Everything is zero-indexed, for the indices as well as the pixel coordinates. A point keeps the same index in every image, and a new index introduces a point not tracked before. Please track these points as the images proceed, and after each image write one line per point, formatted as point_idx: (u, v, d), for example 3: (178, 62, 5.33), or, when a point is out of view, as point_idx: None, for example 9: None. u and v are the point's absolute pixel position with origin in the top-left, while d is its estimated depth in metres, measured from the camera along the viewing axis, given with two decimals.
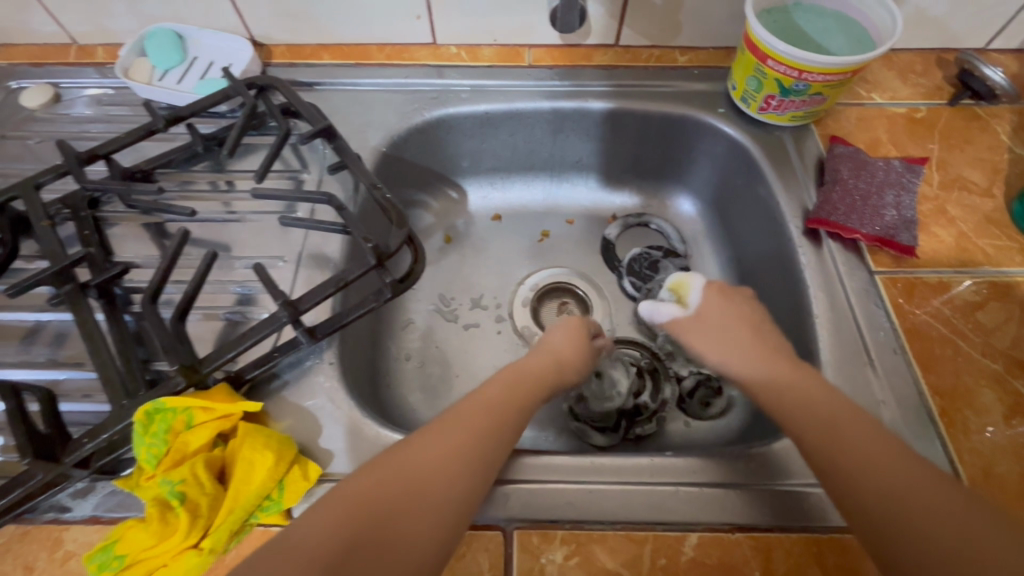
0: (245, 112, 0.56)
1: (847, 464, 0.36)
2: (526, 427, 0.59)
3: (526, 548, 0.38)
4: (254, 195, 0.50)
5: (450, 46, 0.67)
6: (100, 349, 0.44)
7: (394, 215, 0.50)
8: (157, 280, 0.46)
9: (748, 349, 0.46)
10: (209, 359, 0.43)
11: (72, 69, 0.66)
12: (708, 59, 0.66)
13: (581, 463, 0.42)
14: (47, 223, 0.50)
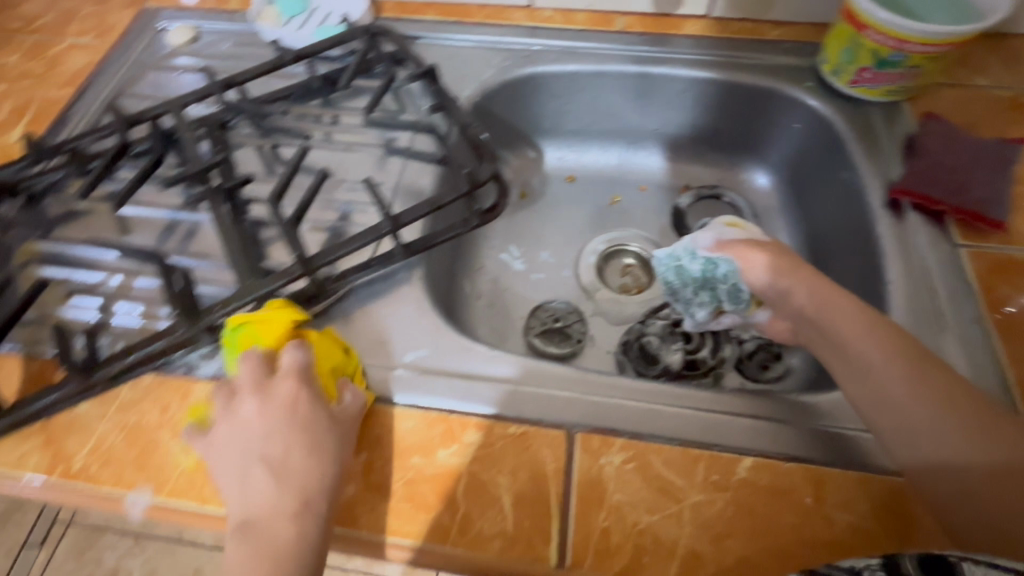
0: (359, 56, 0.64)
1: (891, 416, 0.39)
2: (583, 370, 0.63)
3: (587, 448, 0.41)
4: (367, 122, 0.59)
5: (546, 10, 0.71)
6: (231, 239, 0.51)
7: (487, 151, 0.54)
8: (280, 185, 0.53)
9: (811, 282, 0.45)
10: (320, 257, 0.48)
11: (210, 14, 0.75)
12: (801, 33, 0.66)
13: (642, 387, 0.45)
14: (191, 136, 0.58)
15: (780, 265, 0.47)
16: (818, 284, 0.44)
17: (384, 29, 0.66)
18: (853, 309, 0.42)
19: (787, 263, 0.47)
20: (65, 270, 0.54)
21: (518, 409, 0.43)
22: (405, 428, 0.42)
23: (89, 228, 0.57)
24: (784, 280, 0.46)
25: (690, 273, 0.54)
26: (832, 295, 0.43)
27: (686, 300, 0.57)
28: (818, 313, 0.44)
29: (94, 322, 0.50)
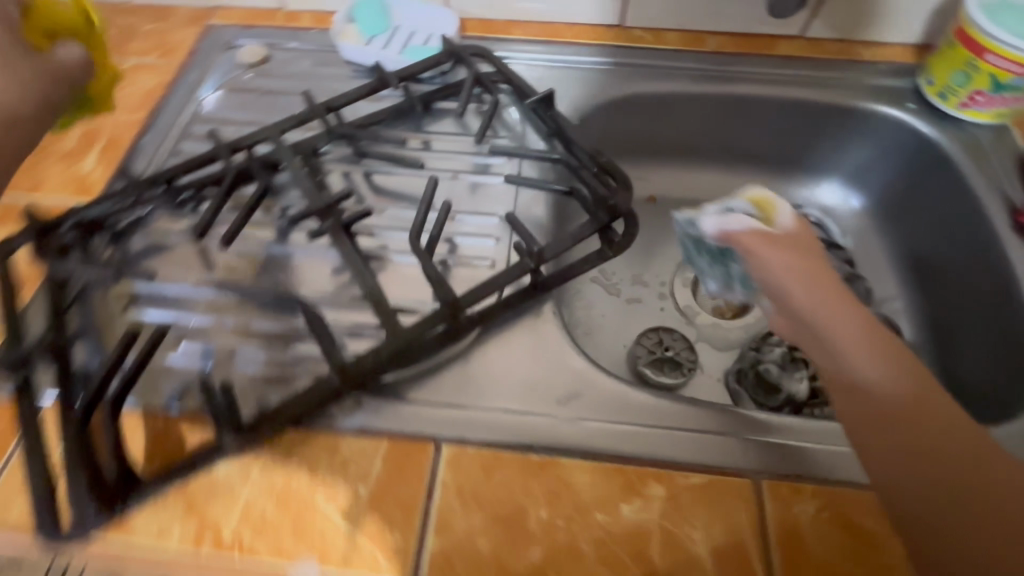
0: (471, 75, 0.61)
1: (885, 440, 0.37)
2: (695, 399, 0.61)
3: (778, 498, 0.39)
4: (493, 150, 0.55)
5: (636, 29, 0.70)
6: (366, 278, 0.48)
7: (619, 178, 0.52)
8: (419, 217, 0.50)
9: (820, 286, 0.41)
10: (470, 296, 0.45)
11: (280, 31, 0.71)
12: (896, 54, 0.67)
13: (811, 428, 0.43)
14: (298, 165, 0.54)
15: (799, 265, 0.42)
16: (825, 288, 0.41)
17: (480, 49, 0.63)
18: (857, 326, 0.40)
19: (804, 262, 0.42)
20: (167, 313, 0.50)
21: (695, 456, 0.41)
22: (583, 485, 0.40)
23: (184, 266, 0.54)
24: (783, 278, 0.42)
25: (706, 246, 0.53)
26: (839, 308, 0.41)
27: (700, 268, 0.56)
28: (821, 322, 0.41)
29: (206, 368, 0.47)
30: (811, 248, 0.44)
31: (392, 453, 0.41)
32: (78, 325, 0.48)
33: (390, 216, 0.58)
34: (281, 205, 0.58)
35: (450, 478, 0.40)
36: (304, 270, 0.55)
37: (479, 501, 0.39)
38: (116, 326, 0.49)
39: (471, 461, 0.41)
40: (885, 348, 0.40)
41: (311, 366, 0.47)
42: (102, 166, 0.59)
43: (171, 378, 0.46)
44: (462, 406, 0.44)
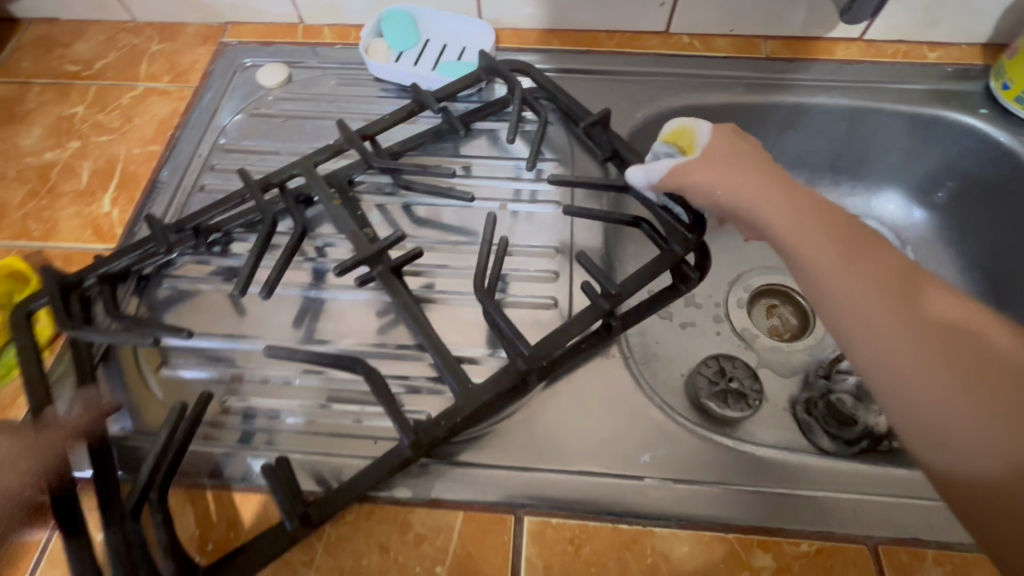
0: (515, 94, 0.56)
1: (837, 300, 0.37)
2: (763, 433, 0.57)
3: (897, 566, 0.36)
4: (553, 180, 0.50)
5: (683, 36, 0.66)
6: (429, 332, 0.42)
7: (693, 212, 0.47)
8: (482, 262, 0.44)
9: (742, 181, 0.44)
10: (545, 348, 0.41)
11: (301, 49, 0.67)
12: (962, 55, 0.63)
13: (921, 478, 0.40)
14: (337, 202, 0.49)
15: (723, 170, 0.45)
16: (757, 189, 0.43)
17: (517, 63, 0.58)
18: (787, 205, 0.42)
19: (734, 167, 0.45)
20: (200, 372, 0.46)
21: (800, 518, 0.38)
22: (682, 558, 0.36)
23: (221, 314, 0.50)
24: (723, 191, 0.45)
25: None
26: (761, 193, 0.43)
27: None
28: (753, 213, 0.43)
29: (248, 434, 0.43)
30: (742, 152, 0.46)
31: (469, 526, 0.38)
32: (109, 387, 0.45)
33: (437, 252, 0.54)
34: (316, 243, 0.54)
35: (535, 554, 0.37)
36: (349, 315, 0.51)
37: None
38: (152, 387, 0.45)
39: (557, 534, 0.37)
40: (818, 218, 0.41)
41: (367, 427, 0.43)
42: (121, 204, 0.55)
43: (216, 445, 0.42)
44: (539, 468, 0.40)
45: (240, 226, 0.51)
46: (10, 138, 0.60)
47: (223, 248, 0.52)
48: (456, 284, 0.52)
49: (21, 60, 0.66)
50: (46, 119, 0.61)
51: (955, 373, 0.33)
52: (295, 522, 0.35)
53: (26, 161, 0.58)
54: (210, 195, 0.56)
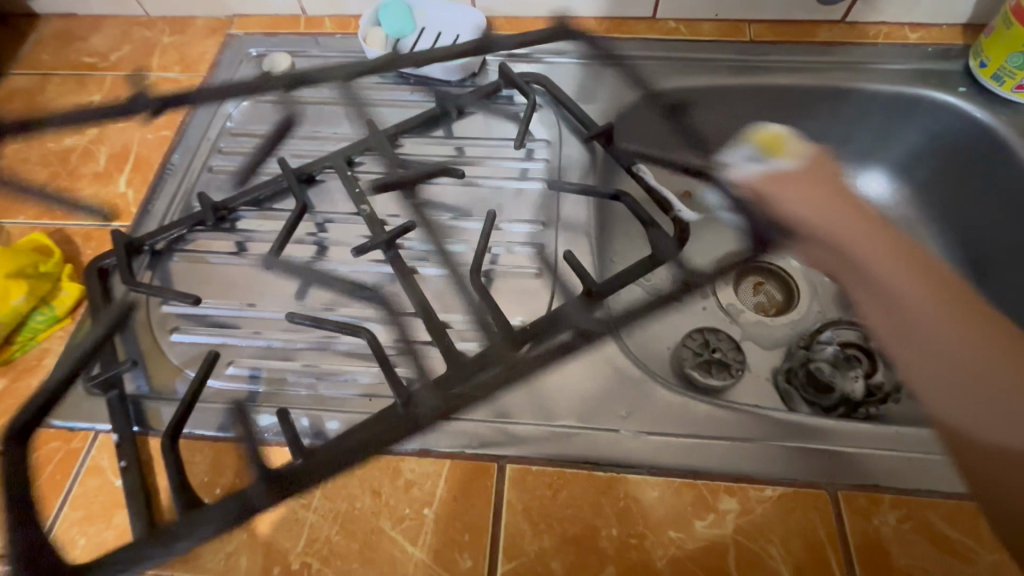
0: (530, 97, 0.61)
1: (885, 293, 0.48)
2: (745, 400, 0.60)
3: (855, 509, 0.38)
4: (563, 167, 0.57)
5: (669, 21, 0.68)
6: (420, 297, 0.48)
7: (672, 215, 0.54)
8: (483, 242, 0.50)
9: (828, 205, 0.53)
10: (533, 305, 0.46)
11: (303, 38, 0.70)
12: (942, 36, 0.64)
13: (886, 432, 0.41)
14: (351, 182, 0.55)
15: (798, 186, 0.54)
16: (824, 209, 0.52)
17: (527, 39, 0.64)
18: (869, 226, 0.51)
19: (810, 189, 0.53)
20: (207, 335, 0.50)
21: (765, 467, 0.40)
22: (652, 499, 0.39)
23: (229, 285, 0.53)
24: (802, 211, 0.54)
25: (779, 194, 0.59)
26: (849, 221, 0.51)
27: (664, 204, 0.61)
28: (828, 236, 0.53)
29: (256, 391, 0.46)
30: (811, 176, 0.54)
31: (455, 473, 0.41)
32: (128, 350, 0.49)
33: (431, 227, 0.56)
34: (316, 220, 0.58)
35: (515, 497, 0.40)
36: (347, 287, 0.54)
37: (548, 521, 0.38)
38: (165, 350, 0.49)
39: (537, 479, 0.40)
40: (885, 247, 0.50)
41: (363, 386, 0.47)
42: (135, 185, 0.59)
43: (223, 402, 0.46)
44: (521, 422, 0.43)
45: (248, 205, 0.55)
46: (32, 125, 0.64)
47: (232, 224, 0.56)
48: (448, 257, 0.55)
49: (42, 52, 0.70)
50: (65, 107, 0.65)
51: (993, 365, 0.42)
52: None
53: (47, 146, 0.62)
54: (219, 175, 0.59)
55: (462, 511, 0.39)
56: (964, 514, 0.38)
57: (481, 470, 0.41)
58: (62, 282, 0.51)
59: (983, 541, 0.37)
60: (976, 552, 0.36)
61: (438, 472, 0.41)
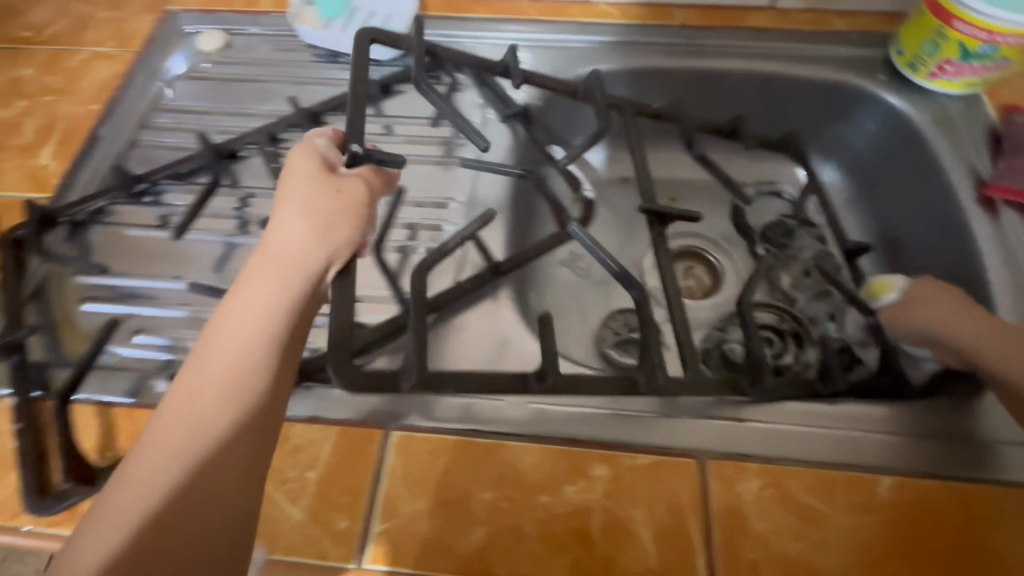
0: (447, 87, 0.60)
1: None
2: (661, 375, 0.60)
3: (721, 476, 0.39)
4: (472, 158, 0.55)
5: (602, 5, 0.69)
6: None
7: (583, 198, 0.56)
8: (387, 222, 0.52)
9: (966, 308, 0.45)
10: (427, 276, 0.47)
11: (239, 16, 0.70)
12: (867, 24, 0.65)
13: (760, 405, 0.43)
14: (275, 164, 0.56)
15: (936, 303, 0.45)
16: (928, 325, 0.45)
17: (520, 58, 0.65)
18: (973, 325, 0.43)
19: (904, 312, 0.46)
20: (116, 306, 0.50)
21: (642, 436, 0.41)
22: (528, 465, 0.40)
23: (144, 257, 0.54)
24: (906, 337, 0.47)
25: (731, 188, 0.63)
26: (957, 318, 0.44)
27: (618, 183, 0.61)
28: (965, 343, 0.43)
29: (167, 360, 0.47)
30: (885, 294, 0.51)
31: (343, 438, 0.42)
32: (37, 318, 0.50)
33: None
34: (239, 194, 0.57)
35: (397, 462, 0.41)
36: None
37: (425, 485, 0.40)
38: (75, 319, 0.50)
39: (419, 446, 0.41)
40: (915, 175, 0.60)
41: None
42: (60, 158, 0.59)
43: (127, 369, 0.47)
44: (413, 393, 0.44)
45: (168, 177, 0.56)
46: None
47: (153, 198, 0.56)
48: None
49: None
50: None
51: None
52: None
53: None
54: (144, 150, 0.60)
55: (345, 474, 0.40)
56: (826, 481, 0.39)
57: (367, 436, 0.42)
58: None
59: (839, 508, 0.38)
60: (831, 517, 0.38)
61: (326, 438, 0.42)
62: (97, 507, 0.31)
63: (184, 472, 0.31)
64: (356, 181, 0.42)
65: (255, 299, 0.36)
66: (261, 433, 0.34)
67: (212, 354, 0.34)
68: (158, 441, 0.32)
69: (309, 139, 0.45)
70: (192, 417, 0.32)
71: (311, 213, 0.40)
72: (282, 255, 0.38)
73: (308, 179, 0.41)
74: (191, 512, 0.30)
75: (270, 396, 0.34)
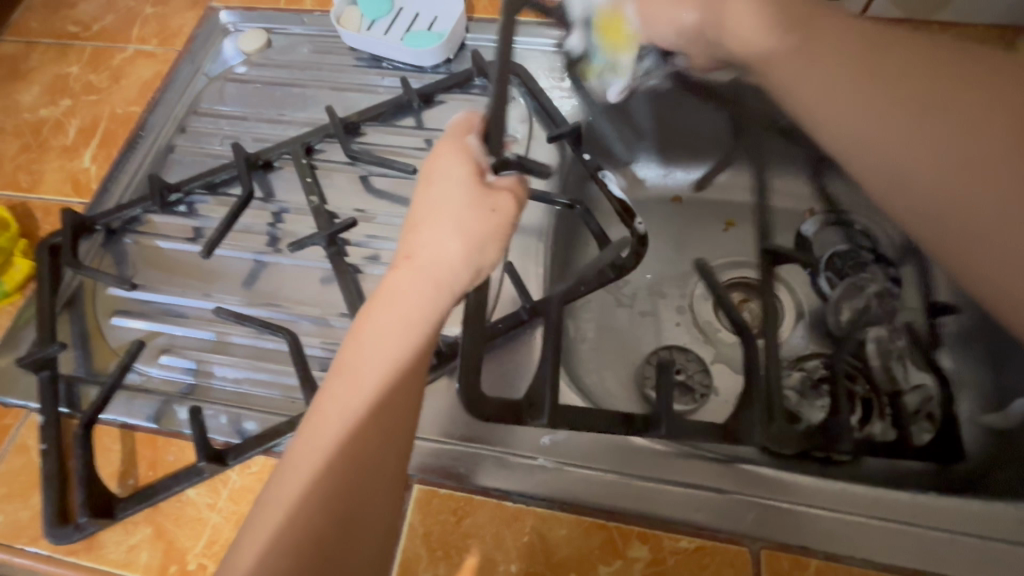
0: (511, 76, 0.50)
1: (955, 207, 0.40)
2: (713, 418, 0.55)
3: (776, 571, 0.35)
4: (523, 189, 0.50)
5: None
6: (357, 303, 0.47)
7: (635, 232, 0.49)
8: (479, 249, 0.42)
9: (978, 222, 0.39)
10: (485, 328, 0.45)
11: (281, 15, 0.67)
12: (974, 38, 0.56)
13: (826, 488, 0.38)
14: (311, 179, 0.53)
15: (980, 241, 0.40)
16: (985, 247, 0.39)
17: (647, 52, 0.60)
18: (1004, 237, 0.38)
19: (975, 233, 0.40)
20: (144, 323, 0.49)
21: (688, 514, 0.37)
22: (557, 536, 0.37)
23: (174, 270, 0.53)
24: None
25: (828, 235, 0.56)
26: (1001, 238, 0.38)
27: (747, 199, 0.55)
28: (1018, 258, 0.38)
29: (190, 385, 0.46)
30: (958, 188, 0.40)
31: None
32: (70, 331, 0.49)
33: (379, 224, 0.53)
34: (273, 209, 0.55)
35: (418, 520, 0.38)
36: (288, 279, 0.52)
37: (446, 549, 0.37)
38: (104, 333, 0.49)
39: (442, 504, 0.39)
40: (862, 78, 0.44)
41: (288, 386, 0.46)
42: (99, 161, 0.59)
43: (151, 391, 0.46)
44: (438, 440, 0.41)
45: (201, 187, 0.54)
46: (13, 95, 0.64)
47: (187, 208, 0.55)
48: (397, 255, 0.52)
49: (30, 19, 0.70)
50: (45, 77, 0.65)
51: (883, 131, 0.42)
52: (205, 458, 0.40)
53: (23, 116, 0.63)
54: (180, 156, 0.59)
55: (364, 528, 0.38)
56: None
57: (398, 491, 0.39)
58: (15, 256, 0.51)
59: None
60: None
61: None
62: (243, 534, 0.30)
63: (332, 514, 0.30)
64: (507, 196, 0.39)
65: (404, 316, 0.34)
66: (398, 469, 0.33)
67: (358, 378, 0.32)
68: (309, 463, 0.31)
69: (459, 136, 0.42)
70: (341, 451, 0.31)
71: (454, 230, 0.36)
72: (431, 270, 0.35)
73: (460, 190, 0.38)
74: (339, 550, 0.29)
75: (408, 429, 0.33)
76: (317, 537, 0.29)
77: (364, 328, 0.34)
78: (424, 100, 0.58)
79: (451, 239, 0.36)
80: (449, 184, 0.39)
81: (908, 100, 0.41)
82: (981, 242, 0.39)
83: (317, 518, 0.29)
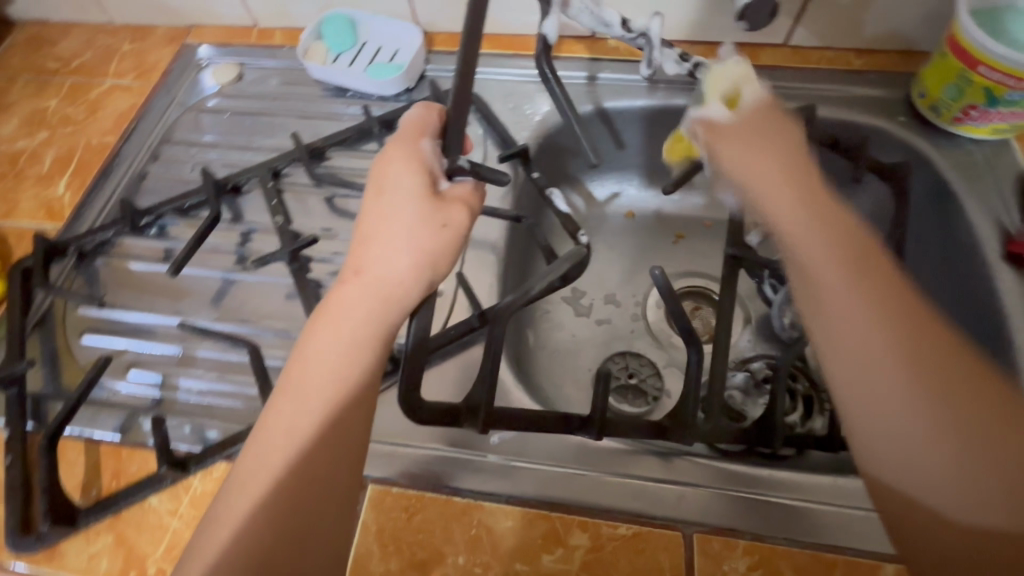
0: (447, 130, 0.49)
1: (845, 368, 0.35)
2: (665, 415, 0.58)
3: (707, 552, 0.37)
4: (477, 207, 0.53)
5: (609, 41, 0.68)
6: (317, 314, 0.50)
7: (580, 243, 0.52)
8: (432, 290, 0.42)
9: (900, 398, 0.33)
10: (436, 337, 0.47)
11: (252, 49, 0.71)
12: (887, 62, 0.62)
13: (755, 475, 0.41)
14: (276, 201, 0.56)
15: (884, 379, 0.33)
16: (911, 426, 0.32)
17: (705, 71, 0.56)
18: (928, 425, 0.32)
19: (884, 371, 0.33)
20: (114, 341, 0.51)
21: (624, 502, 0.40)
22: (502, 527, 0.39)
23: (144, 290, 0.55)
24: (934, 450, 0.32)
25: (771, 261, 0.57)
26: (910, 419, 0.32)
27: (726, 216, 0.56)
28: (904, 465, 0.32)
29: (156, 399, 0.48)
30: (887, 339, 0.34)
31: None
32: (39, 350, 0.51)
33: (341, 241, 0.56)
34: (241, 230, 0.58)
35: (372, 518, 0.40)
36: (254, 295, 0.54)
37: (398, 544, 0.39)
38: (73, 352, 0.51)
39: (395, 501, 0.40)
40: (860, 278, 0.35)
41: (250, 396, 0.48)
42: (74, 188, 0.61)
43: (117, 406, 0.47)
44: (393, 441, 0.44)
45: (171, 212, 0.57)
46: None
47: (158, 231, 0.57)
48: None
49: (12, 57, 0.74)
50: (24, 110, 0.68)
51: (827, 251, 0.37)
52: (167, 464, 0.41)
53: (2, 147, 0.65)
54: (152, 182, 0.61)
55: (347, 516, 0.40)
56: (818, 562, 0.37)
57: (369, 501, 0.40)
58: None
59: None
60: None
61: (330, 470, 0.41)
62: (198, 539, 0.32)
63: (277, 521, 0.32)
64: (459, 209, 0.41)
65: (353, 329, 0.36)
66: (354, 470, 0.35)
67: (305, 391, 0.35)
68: (262, 471, 0.33)
69: (412, 140, 0.43)
70: (288, 457, 0.33)
71: (404, 248, 0.39)
72: (382, 284, 0.38)
73: (415, 204, 0.40)
74: (286, 554, 0.32)
75: (361, 432, 0.35)
76: (263, 541, 0.31)
77: (312, 340, 0.36)
78: (384, 126, 0.61)
79: (404, 256, 0.38)
80: (404, 196, 0.40)
81: (854, 245, 0.37)
82: (888, 437, 0.33)
83: (274, 511, 0.32)
